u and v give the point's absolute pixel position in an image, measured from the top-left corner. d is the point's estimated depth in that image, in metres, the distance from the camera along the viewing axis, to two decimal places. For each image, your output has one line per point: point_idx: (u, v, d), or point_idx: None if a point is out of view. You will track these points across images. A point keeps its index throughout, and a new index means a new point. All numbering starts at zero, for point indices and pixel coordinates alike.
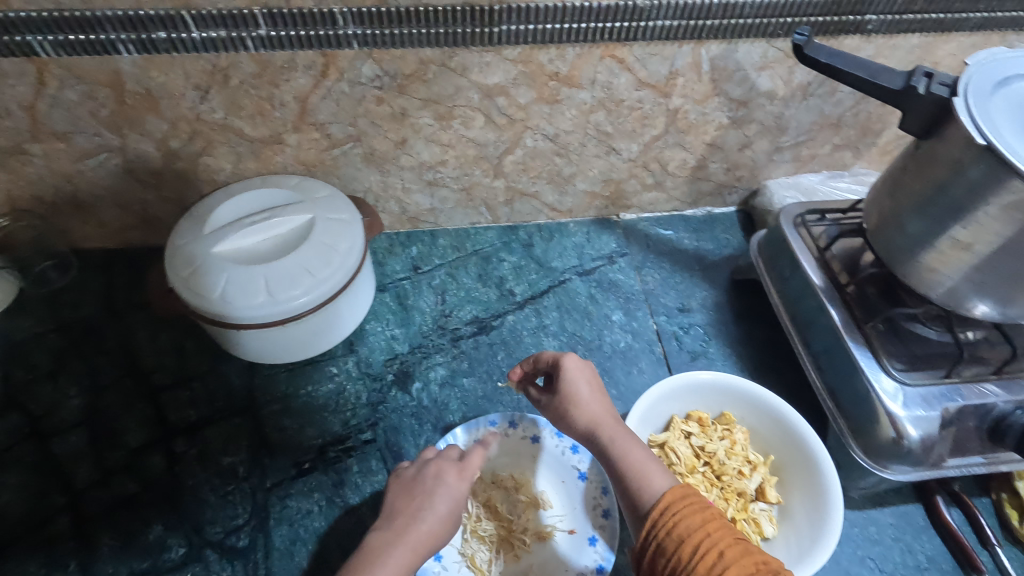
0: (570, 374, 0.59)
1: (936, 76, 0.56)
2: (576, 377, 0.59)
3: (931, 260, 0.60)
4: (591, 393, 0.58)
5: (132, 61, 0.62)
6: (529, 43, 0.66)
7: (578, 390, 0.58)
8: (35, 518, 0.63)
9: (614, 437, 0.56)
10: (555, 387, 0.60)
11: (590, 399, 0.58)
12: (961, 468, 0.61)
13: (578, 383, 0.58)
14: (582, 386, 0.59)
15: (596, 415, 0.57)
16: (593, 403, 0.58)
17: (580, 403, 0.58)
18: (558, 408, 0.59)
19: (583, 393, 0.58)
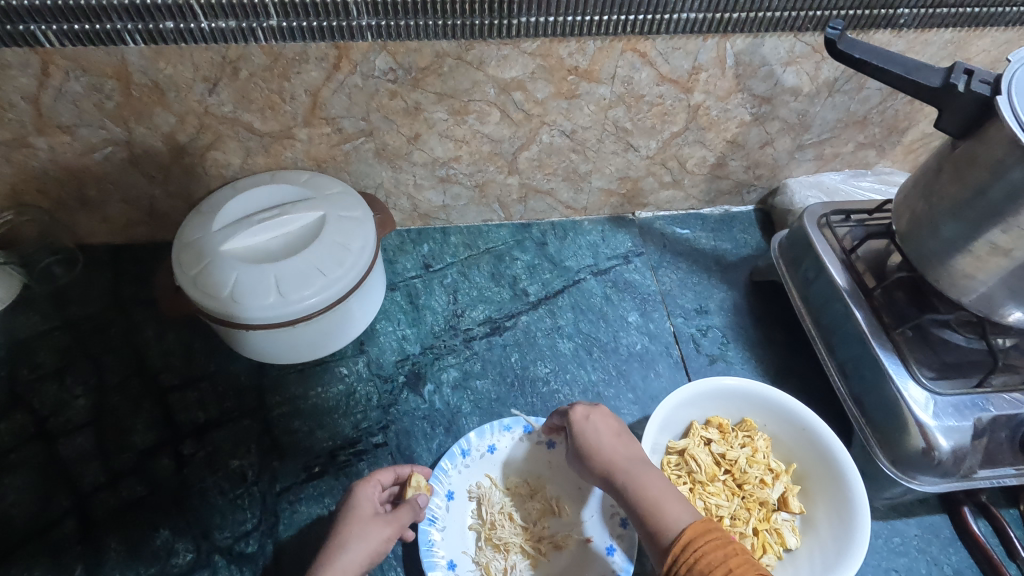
0: (579, 422, 0.59)
1: (977, 72, 0.54)
2: (588, 423, 0.59)
3: (967, 265, 0.57)
4: (605, 439, 0.57)
5: (139, 51, 0.60)
6: (549, 36, 0.64)
7: (589, 435, 0.58)
8: (41, 521, 0.62)
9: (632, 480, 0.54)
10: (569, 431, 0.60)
11: (605, 439, 0.57)
12: (992, 480, 0.59)
13: (586, 428, 0.58)
14: (596, 432, 0.58)
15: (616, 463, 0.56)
16: (610, 448, 0.57)
17: (593, 442, 0.57)
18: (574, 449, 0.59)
19: (596, 439, 0.58)
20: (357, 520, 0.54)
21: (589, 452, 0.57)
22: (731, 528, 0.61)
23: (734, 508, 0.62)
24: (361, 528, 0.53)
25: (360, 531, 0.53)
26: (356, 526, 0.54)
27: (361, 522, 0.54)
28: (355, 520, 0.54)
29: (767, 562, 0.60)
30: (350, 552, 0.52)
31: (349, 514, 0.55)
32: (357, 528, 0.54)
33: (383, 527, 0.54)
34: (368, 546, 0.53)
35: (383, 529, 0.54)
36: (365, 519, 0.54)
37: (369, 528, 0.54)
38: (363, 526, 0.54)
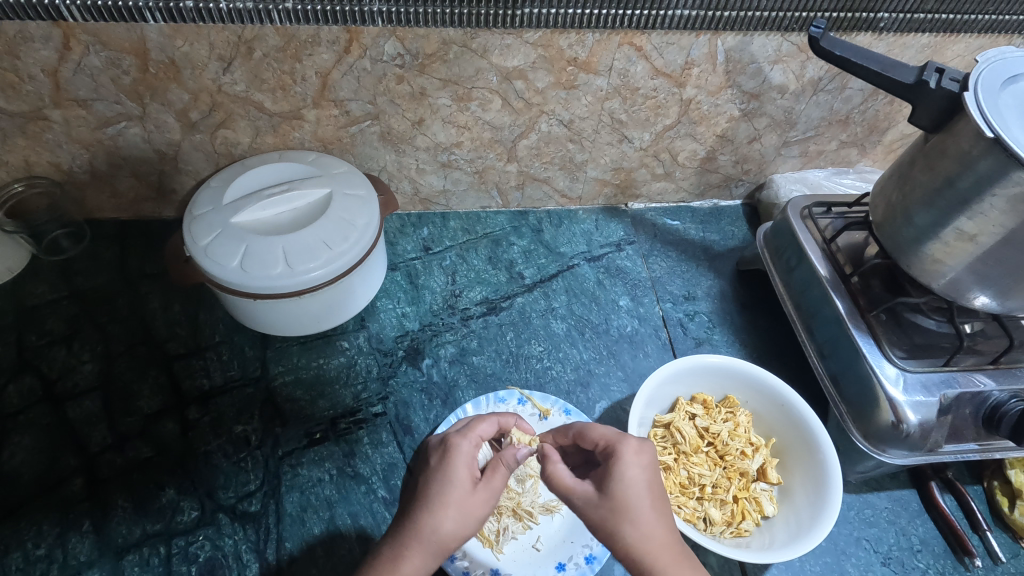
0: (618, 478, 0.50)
1: (948, 71, 0.58)
2: (630, 475, 0.50)
3: (936, 251, 0.61)
4: (642, 498, 0.49)
5: (158, 29, 0.63)
6: (550, 27, 0.67)
7: (625, 490, 0.49)
8: (48, 478, 0.64)
9: (659, 565, 0.47)
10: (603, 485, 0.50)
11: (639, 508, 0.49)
12: (956, 454, 0.63)
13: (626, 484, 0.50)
14: (638, 486, 0.50)
15: (647, 541, 0.48)
16: (648, 518, 0.48)
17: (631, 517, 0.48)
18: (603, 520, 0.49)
19: (636, 502, 0.49)
20: (455, 493, 0.50)
21: (618, 516, 0.48)
22: (713, 495, 0.65)
23: (715, 477, 0.66)
24: (457, 508, 0.49)
25: (457, 512, 0.49)
26: (452, 506, 0.49)
27: (459, 500, 0.50)
28: (453, 492, 0.50)
29: (746, 527, 0.63)
30: (447, 530, 0.48)
31: (445, 487, 0.50)
32: (454, 504, 0.49)
33: (479, 506, 0.50)
34: (463, 527, 0.49)
35: (480, 504, 0.50)
36: (465, 488, 0.50)
37: (465, 508, 0.49)
38: (460, 504, 0.49)
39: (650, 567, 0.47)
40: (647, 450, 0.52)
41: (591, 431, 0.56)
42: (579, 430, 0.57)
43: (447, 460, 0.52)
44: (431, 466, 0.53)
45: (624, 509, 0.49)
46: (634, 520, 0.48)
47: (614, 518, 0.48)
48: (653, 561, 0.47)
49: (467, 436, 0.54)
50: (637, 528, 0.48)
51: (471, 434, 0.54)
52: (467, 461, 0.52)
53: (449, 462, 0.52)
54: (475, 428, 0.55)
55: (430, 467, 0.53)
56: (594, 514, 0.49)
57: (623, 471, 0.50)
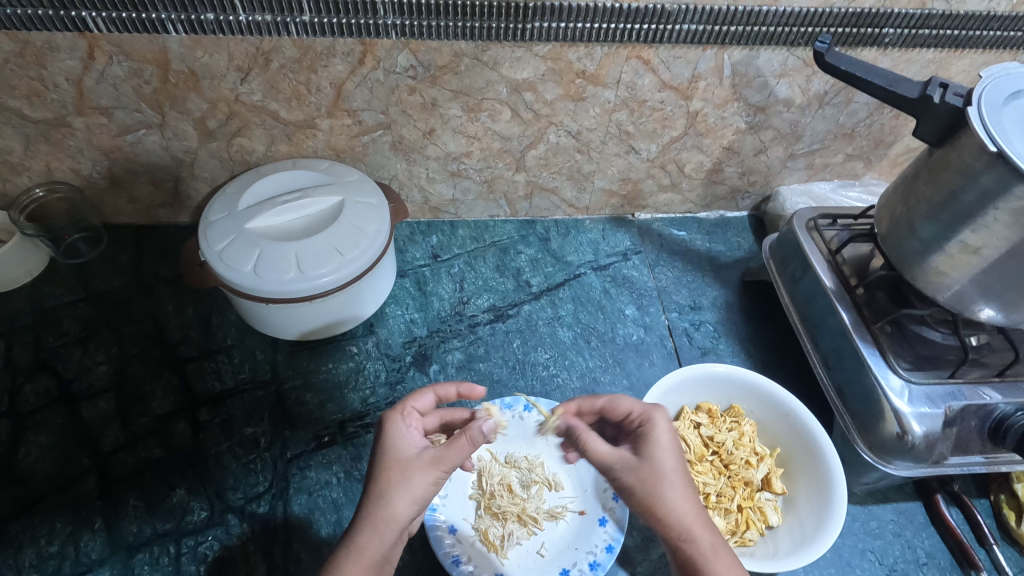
0: (653, 443, 0.52)
1: (951, 86, 0.59)
2: (664, 445, 0.52)
3: (940, 263, 0.62)
4: (678, 467, 0.51)
5: (179, 40, 0.65)
6: (559, 41, 0.69)
7: (663, 459, 0.51)
8: (62, 477, 0.65)
9: (692, 532, 0.48)
10: (639, 451, 0.52)
11: (674, 477, 0.50)
12: (961, 466, 0.63)
13: (661, 449, 0.51)
14: (671, 455, 0.51)
15: (682, 509, 0.49)
16: (681, 487, 0.50)
17: (671, 482, 0.50)
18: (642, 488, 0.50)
19: (670, 470, 0.50)
20: (398, 465, 0.50)
21: (657, 479, 0.50)
22: (717, 504, 0.65)
23: (720, 486, 0.66)
24: (402, 476, 0.49)
25: (400, 480, 0.49)
26: (396, 473, 0.49)
27: (399, 466, 0.50)
28: (396, 465, 0.50)
29: (750, 537, 0.63)
30: (394, 503, 0.48)
31: (384, 458, 0.50)
32: (398, 475, 0.49)
33: (423, 472, 0.49)
34: (409, 493, 0.49)
35: (427, 473, 0.50)
36: (408, 462, 0.50)
37: (408, 475, 0.49)
38: (404, 472, 0.49)
39: (685, 534, 0.48)
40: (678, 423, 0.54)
41: (619, 400, 0.56)
42: (607, 401, 0.57)
43: (380, 433, 0.52)
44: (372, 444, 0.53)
45: (663, 474, 0.50)
46: (670, 485, 0.49)
47: (655, 484, 0.50)
48: (692, 527, 0.49)
49: (400, 408, 0.55)
50: (675, 493, 0.49)
51: (402, 408, 0.55)
52: (404, 430, 0.53)
53: (382, 435, 0.52)
54: (408, 403, 0.56)
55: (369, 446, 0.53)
56: (630, 478, 0.50)
57: (660, 437, 0.52)
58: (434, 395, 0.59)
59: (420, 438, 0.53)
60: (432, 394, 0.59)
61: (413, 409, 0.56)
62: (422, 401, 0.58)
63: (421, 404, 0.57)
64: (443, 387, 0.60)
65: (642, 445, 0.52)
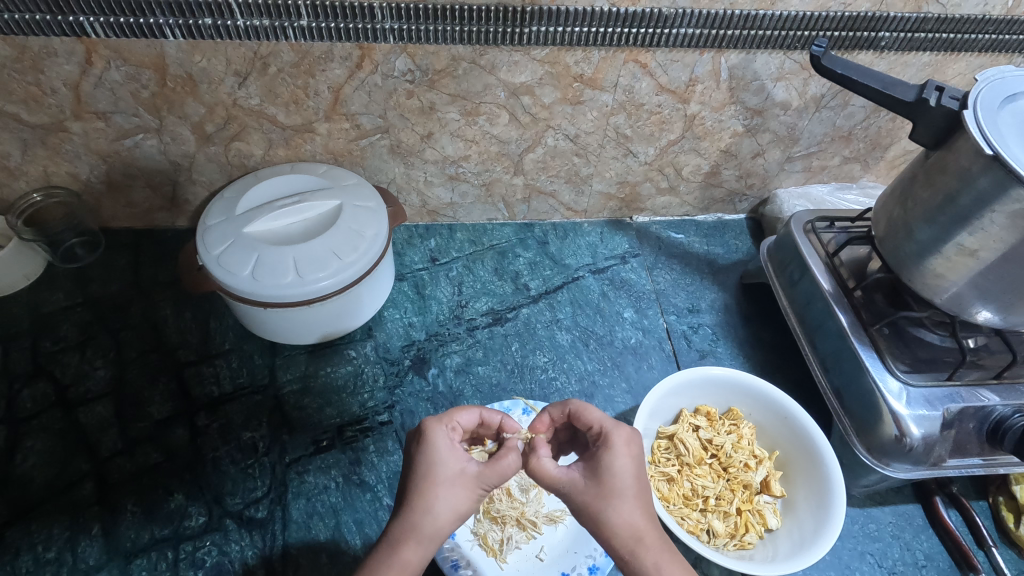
0: (606, 461, 0.50)
1: (947, 89, 0.59)
2: (618, 464, 0.50)
3: (938, 266, 0.62)
4: (633, 486, 0.50)
5: (177, 45, 0.65)
6: (556, 44, 0.69)
7: (616, 479, 0.49)
8: (60, 483, 0.65)
9: (636, 552, 0.47)
10: (592, 469, 0.51)
11: (626, 497, 0.49)
12: (959, 469, 0.63)
13: (614, 468, 0.50)
14: (625, 475, 0.50)
15: (628, 528, 0.48)
16: (631, 506, 0.49)
17: (619, 502, 0.48)
18: (591, 509, 0.49)
19: (622, 490, 0.49)
20: (443, 479, 0.49)
21: (603, 501, 0.49)
22: (717, 507, 0.65)
23: (719, 489, 0.66)
24: (447, 490, 0.49)
25: (447, 495, 0.48)
26: (444, 488, 0.48)
27: (447, 482, 0.49)
28: (442, 480, 0.49)
29: (749, 540, 0.63)
30: (440, 517, 0.48)
31: (430, 472, 0.49)
32: (444, 489, 0.49)
33: (469, 489, 0.49)
34: (454, 509, 0.48)
35: (472, 490, 0.50)
36: (454, 477, 0.49)
37: (455, 490, 0.49)
38: (450, 487, 0.49)
39: (631, 553, 0.47)
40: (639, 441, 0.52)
41: (586, 412, 0.55)
42: (575, 411, 0.56)
43: (424, 445, 0.51)
44: (410, 453, 0.52)
45: (607, 496, 0.49)
46: (617, 505, 0.48)
47: (599, 504, 0.49)
48: (636, 545, 0.48)
49: (444, 420, 0.53)
50: (624, 511, 0.48)
51: (447, 419, 0.54)
52: (448, 443, 0.51)
53: (427, 448, 0.51)
54: (454, 416, 0.55)
55: (410, 454, 0.52)
56: (578, 498, 0.50)
57: (613, 459, 0.50)
58: (480, 415, 0.57)
59: (463, 451, 0.52)
60: (477, 415, 0.57)
61: (456, 424, 0.55)
62: (467, 419, 0.56)
63: (465, 421, 0.56)
64: (489, 411, 0.58)
65: (596, 463, 0.51)
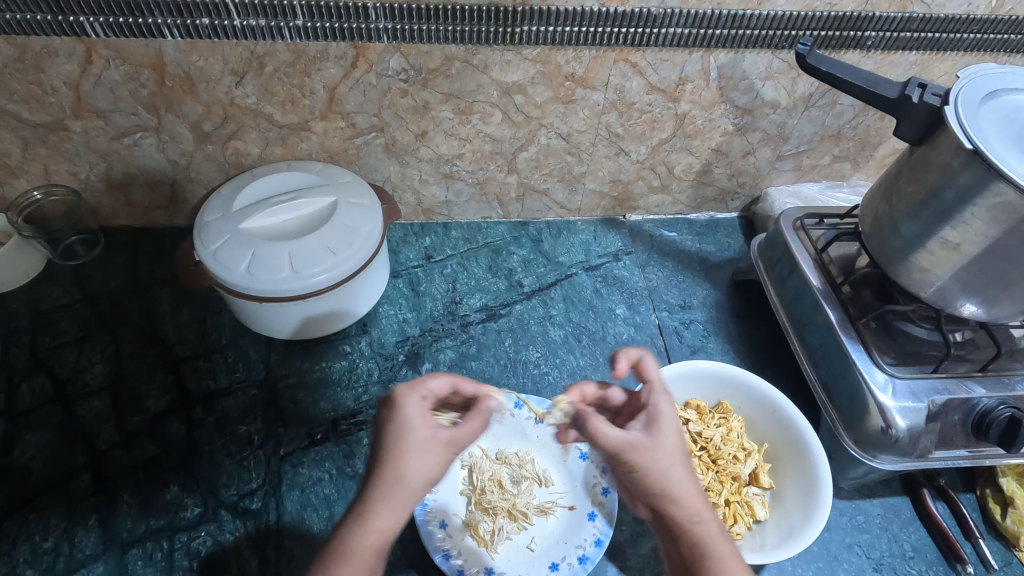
0: (661, 422, 0.52)
1: (929, 86, 0.60)
2: (671, 426, 0.52)
3: (923, 260, 0.63)
4: (684, 449, 0.51)
5: (175, 45, 0.66)
6: (548, 44, 0.70)
7: (671, 438, 0.51)
8: (58, 474, 0.66)
9: (694, 514, 0.49)
10: (647, 430, 0.51)
11: (679, 461, 0.50)
12: (945, 460, 0.64)
13: (668, 427, 0.51)
14: (676, 438, 0.51)
15: (683, 486, 0.49)
16: (685, 469, 0.50)
17: (675, 461, 0.50)
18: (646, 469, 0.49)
19: (677, 450, 0.51)
20: (414, 445, 0.49)
21: (667, 458, 0.50)
22: (705, 499, 0.66)
23: (707, 481, 0.67)
24: (418, 456, 0.48)
25: (417, 460, 0.48)
26: (413, 454, 0.48)
27: (417, 447, 0.49)
28: (411, 445, 0.48)
29: (738, 531, 0.64)
30: (411, 477, 0.48)
31: (403, 437, 0.48)
32: (415, 455, 0.48)
33: (440, 454, 0.49)
34: (425, 474, 0.48)
35: (442, 455, 0.50)
36: (424, 442, 0.49)
37: (427, 456, 0.49)
38: (420, 454, 0.48)
39: (686, 515, 0.49)
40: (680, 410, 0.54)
41: (646, 366, 0.56)
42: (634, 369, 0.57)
43: (397, 412, 0.50)
44: (381, 420, 0.51)
45: (666, 454, 0.50)
46: (676, 463, 0.50)
47: (661, 461, 0.50)
48: (696, 509, 0.49)
49: (416, 388, 0.52)
50: (680, 471, 0.50)
51: (419, 386, 0.52)
52: (420, 409, 0.51)
53: (399, 414, 0.50)
54: (426, 383, 0.53)
55: (380, 422, 0.50)
56: (637, 458, 0.50)
57: (668, 419, 0.52)
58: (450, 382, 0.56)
59: (433, 418, 0.51)
60: (450, 383, 0.56)
61: (428, 391, 0.53)
62: (439, 385, 0.55)
63: (437, 389, 0.55)
64: (462, 379, 0.56)
65: (650, 427, 0.51)
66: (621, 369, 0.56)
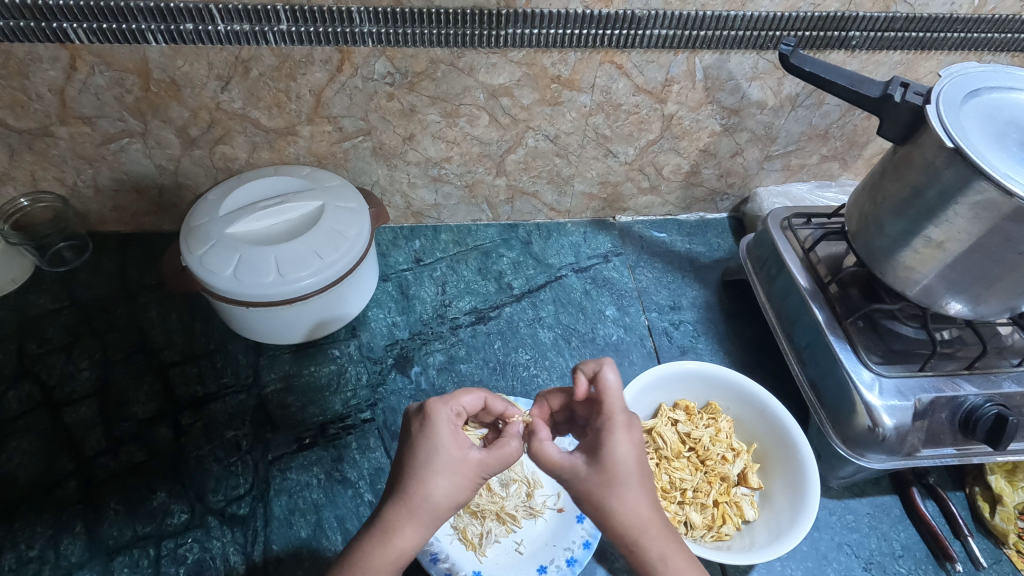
0: (606, 447, 0.49)
1: (912, 86, 0.60)
2: (622, 451, 0.49)
3: (908, 259, 0.63)
4: (638, 474, 0.49)
5: (159, 50, 0.66)
6: (533, 46, 0.70)
7: (620, 467, 0.48)
8: (44, 481, 0.66)
9: (642, 542, 0.47)
10: (591, 456, 0.49)
11: (627, 493, 0.48)
12: (933, 459, 0.64)
13: (614, 453, 0.48)
14: (629, 463, 0.48)
15: (631, 516, 0.47)
16: (635, 496, 0.48)
17: (619, 492, 0.48)
18: (590, 496, 0.48)
19: (624, 477, 0.48)
20: (444, 466, 0.48)
21: (607, 488, 0.48)
22: (694, 499, 0.66)
23: (697, 482, 0.67)
24: (447, 477, 0.48)
25: (446, 482, 0.48)
26: (443, 476, 0.48)
27: (447, 468, 0.48)
28: (442, 466, 0.48)
29: (726, 531, 0.64)
30: (437, 498, 0.47)
31: (434, 457, 0.48)
32: (445, 477, 0.48)
33: (471, 476, 0.49)
34: (451, 497, 0.48)
35: (471, 478, 0.49)
36: (453, 464, 0.48)
37: (455, 478, 0.48)
38: (449, 476, 0.48)
39: (635, 541, 0.47)
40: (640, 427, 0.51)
41: (602, 380, 0.52)
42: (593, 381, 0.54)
43: (429, 430, 0.49)
44: (411, 433, 0.50)
45: (608, 482, 0.48)
46: (619, 492, 0.47)
47: (604, 492, 0.48)
48: (640, 536, 0.47)
49: (448, 403, 0.52)
50: (628, 499, 0.48)
51: (452, 401, 0.52)
52: (453, 427, 0.50)
53: (432, 430, 0.49)
54: (457, 398, 0.54)
55: (411, 434, 0.50)
56: (581, 487, 0.49)
57: (615, 443, 0.49)
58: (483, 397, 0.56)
59: (466, 436, 0.51)
60: (482, 398, 0.57)
61: (459, 407, 0.54)
62: (472, 401, 0.55)
63: (469, 404, 0.55)
64: (494, 396, 0.58)
65: (595, 453, 0.49)
66: (581, 386, 0.54)
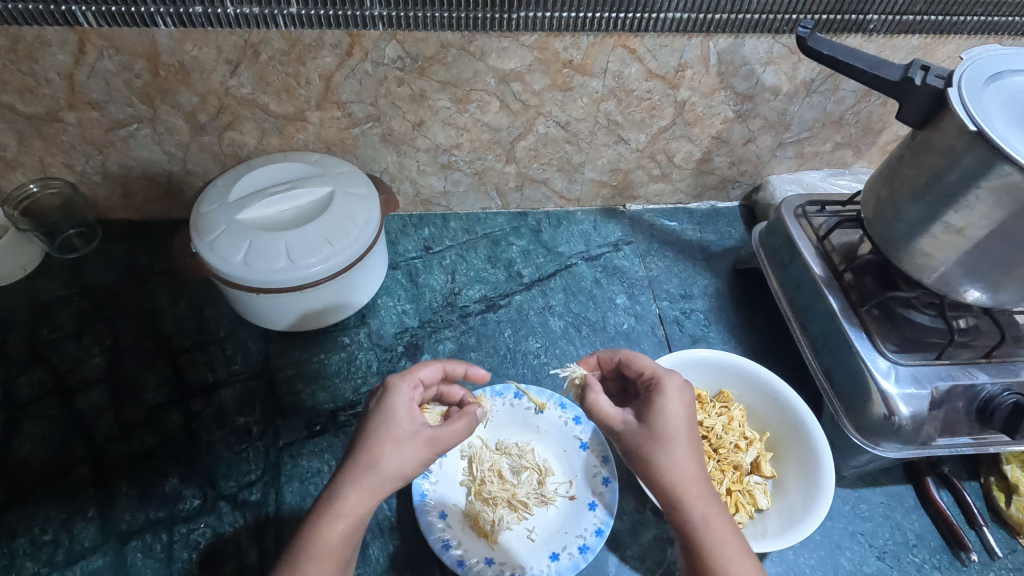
0: (655, 405, 0.54)
1: (932, 69, 0.59)
2: (671, 409, 0.53)
3: (925, 245, 0.62)
4: (687, 433, 0.53)
5: (168, 33, 0.65)
6: (546, 30, 0.69)
7: (666, 425, 0.52)
8: (57, 465, 0.66)
9: (690, 499, 0.51)
10: (641, 413, 0.54)
11: (680, 454, 0.52)
12: (949, 448, 0.64)
13: (664, 410, 0.53)
14: (677, 418, 0.53)
15: (680, 473, 0.51)
16: (683, 455, 0.52)
17: (669, 452, 0.51)
18: (642, 453, 0.52)
19: (674, 433, 0.52)
20: (393, 437, 0.50)
21: (654, 444, 0.52)
22: None
23: (709, 470, 0.66)
24: (395, 447, 0.50)
25: (394, 452, 0.49)
26: (391, 446, 0.49)
27: (395, 438, 0.50)
28: (391, 437, 0.50)
29: (740, 519, 0.64)
30: (384, 468, 0.49)
31: (384, 428, 0.50)
32: (392, 447, 0.49)
33: (419, 448, 0.50)
34: (402, 466, 0.49)
35: (420, 451, 0.50)
36: (403, 435, 0.50)
37: (406, 448, 0.50)
38: (398, 446, 0.50)
39: (680, 499, 0.51)
40: (690, 390, 0.55)
41: (638, 360, 0.59)
42: (625, 358, 0.60)
43: (385, 402, 0.52)
44: (370, 408, 0.53)
45: (660, 439, 0.52)
46: (669, 449, 0.51)
47: (653, 447, 0.52)
48: (682, 493, 0.51)
49: (407, 378, 0.55)
50: (677, 456, 0.51)
51: (411, 376, 0.55)
52: (409, 401, 0.53)
53: (387, 401, 0.52)
54: (415, 372, 0.57)
55: (368, 409, 0.53)
56: (630, 441, 0.53)
57: (664, 401, 0.54)
58: (442, 369, 0.60)
59: (420, 412, 0.53)
60: (438, 370, 0.60)
61: (418, 380, 0.57)
62: (427, 374, 0.59)
63: (427, 376, 0.59)
64: (452, 364, 0.61)
65: (647, 409, 0.54)
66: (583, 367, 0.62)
